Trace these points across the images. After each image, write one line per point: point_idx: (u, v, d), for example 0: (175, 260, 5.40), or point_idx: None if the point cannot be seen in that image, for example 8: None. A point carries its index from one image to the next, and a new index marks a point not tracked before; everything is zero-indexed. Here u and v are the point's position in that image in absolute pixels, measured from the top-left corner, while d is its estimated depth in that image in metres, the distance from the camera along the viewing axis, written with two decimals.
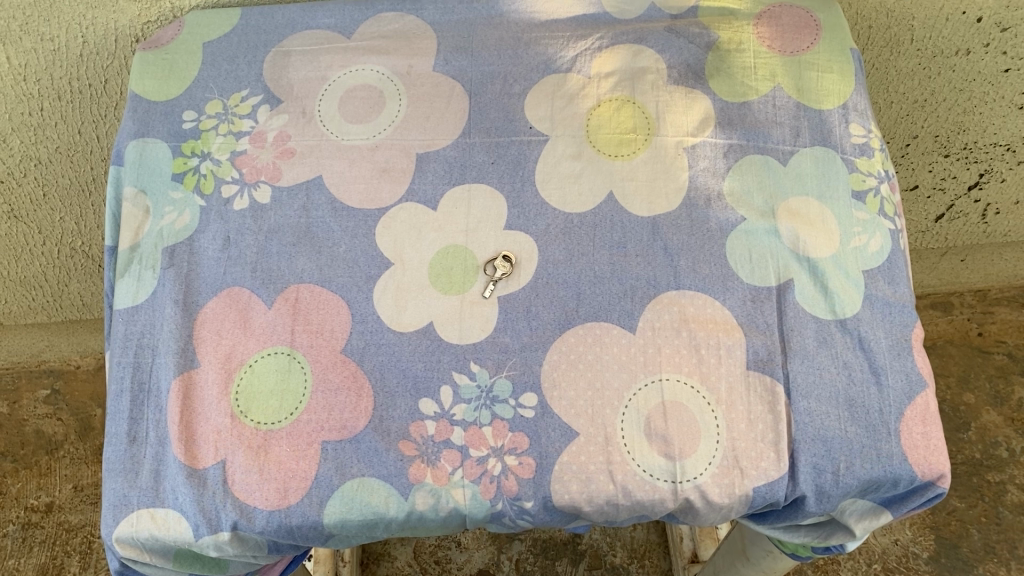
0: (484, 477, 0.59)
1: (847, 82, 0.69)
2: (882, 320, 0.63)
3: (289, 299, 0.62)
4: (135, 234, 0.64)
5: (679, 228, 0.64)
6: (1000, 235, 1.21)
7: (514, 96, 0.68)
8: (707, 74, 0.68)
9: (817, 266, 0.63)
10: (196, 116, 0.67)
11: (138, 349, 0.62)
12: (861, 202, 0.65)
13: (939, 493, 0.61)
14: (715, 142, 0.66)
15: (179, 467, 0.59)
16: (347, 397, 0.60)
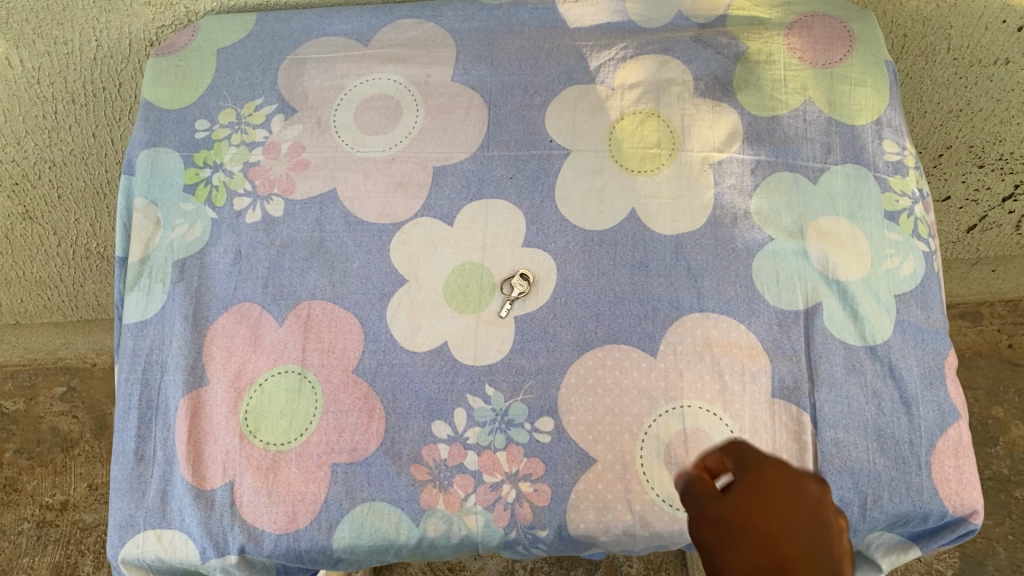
0: (498, 504, 0.58)
1: (881, 96, 0.66)
2: (913, 347, 0.60)
3: (301, 315, 0.60)
4: (146, 246, 0.63)
5: (703, 248, 0.62)
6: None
7: (535, 107, 0.66)
8: (735, 87, 0.66)
9: (847, 290, 0.61)
10: (208, 125, 0.66)
11: (146, 365, 0.61)
12: (894, 223, 0.63)
13: (970, 530, 0.59)
14: (742, 157, 0.64)
15: (187, 488, 0.57)
16: (358, 418, 0.58)
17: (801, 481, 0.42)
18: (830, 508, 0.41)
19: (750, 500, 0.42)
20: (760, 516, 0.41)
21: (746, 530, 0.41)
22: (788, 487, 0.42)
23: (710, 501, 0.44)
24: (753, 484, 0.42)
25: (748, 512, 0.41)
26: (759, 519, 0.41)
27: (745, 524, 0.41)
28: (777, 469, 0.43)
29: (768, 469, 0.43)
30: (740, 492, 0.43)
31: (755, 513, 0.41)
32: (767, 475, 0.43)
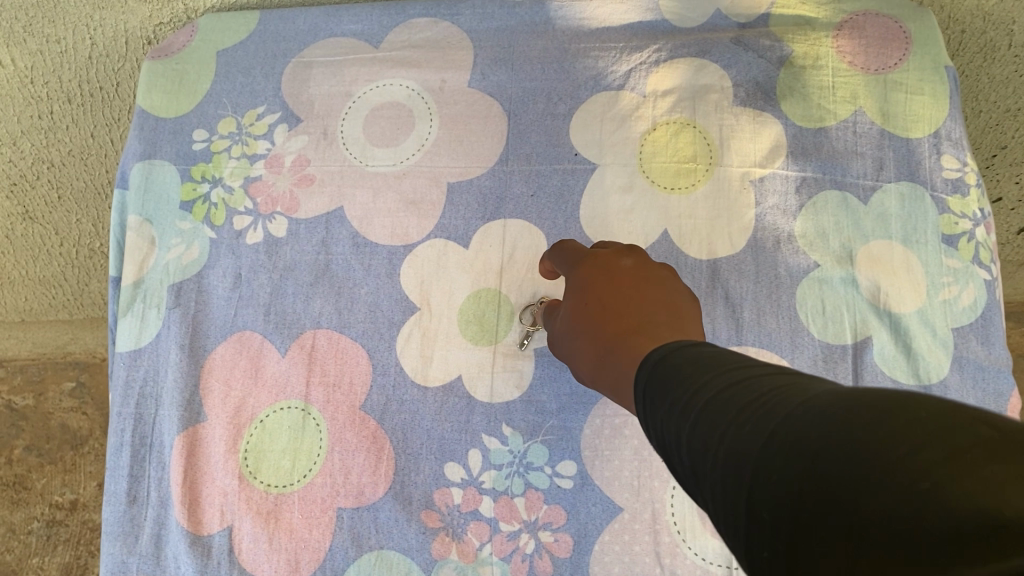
0: (516, 555, 0.53)
1: (942, 106, 0.60)
2: (972, 386, 0.55)
3: (305, 346, 0.56)
4: (140, 268, 0.59)
5: (743, 274, 0.57)
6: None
7: (559, 117, 0.60)
8: (779, 94, 0.60)
9: (899, 323, 0.56)
10: (207, 135, 0.61)
11: (140, 398, 0.56)
12: (953, 248, 0.57)
13: None
14: (786, 173, 0.59)
15: (182, 533, 0.54)
16: (365, 459, 0.54)
17: (611, 262, 0.47)
18: (670, 296, 0.44)
19: (587, 296, 0.46)
20: (583, 323, 0.45)
21: (580, 339, 0.45)
22: (621, 278, 0.46)
23: (549, 310, 0.52)
24: (599, 265, 0.47)
25: (567, 314, 0.47)
26: (587, 324, 0.45)
27: (590, 319, 0.44)
28: (602, 260, 0.48)
29: (595, 266, 0.48)
30: (564, 307, 0.48)
31: (575, 313, 0.46)
32: (591, 271, 0.47)
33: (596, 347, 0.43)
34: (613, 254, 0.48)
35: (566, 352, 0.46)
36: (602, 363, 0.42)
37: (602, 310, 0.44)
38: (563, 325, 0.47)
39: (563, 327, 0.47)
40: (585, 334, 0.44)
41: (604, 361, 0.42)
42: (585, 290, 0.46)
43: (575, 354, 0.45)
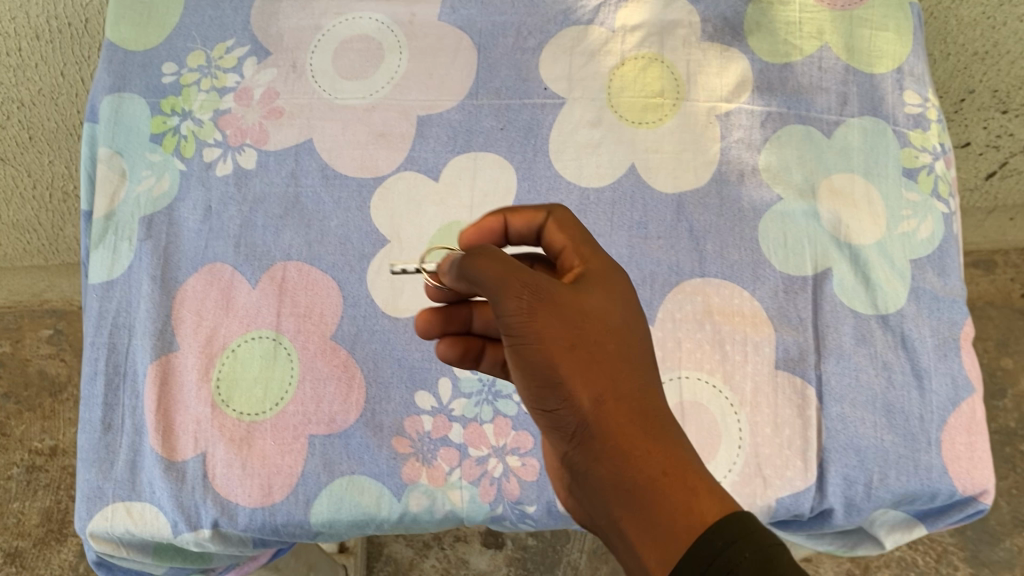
0: (484, 479, 0.55)
1: (904, 41, 0.61)
2: (928, 316, 0.56)
3: (276, 277, 0.57)
4: (111, 201, 0.59)
5: (707, 207, 0.58)
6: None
7: (529, 51, 0.61)
8: (745, 30, 0.61)
9: (859, 254, 0.57)
10: (176, 69, 0.61)
11: (113, 328, 0.57)
12: (913, 181, 0.59)
13: (982, 510, 0.55)
14: (752, 108, 0.60)
15: (156, 459, 0.54)
16: (336, 387, 0.55)
17: (619, 285, 0.43)
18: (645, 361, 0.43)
19: (596, 324, 0.41)
20: (579, 351, 0.40)
21: (572, 372, 0.39)
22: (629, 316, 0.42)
23: (504, 281, 0.40)
24: (603, 284, 0.43)
25: (550, 304, 0.40)
26: (594, 363, 0.40)
27: (583, 350, 0.40)
28: (601, 272, 0.43)
29: (599, 286, 0.42)
30: (550, 294, 0.40)
31: (563, 318, 0.40)
32: (590, 286, 0.42)
33: (606, 406, 0.39)
34: (610, 268, 0.44)
35: (531, 344, 0.40)
36: (618, 437, 0.39)
37: (623, 373, 0.40)
38: (537, 306, 0.40)
39: (536, 312, 0.40)
40: (591, 375, 0.40)
41: (616, 438, 0.39)
42: (591, 310, 0.41)
43: (546, 364, 0.40)
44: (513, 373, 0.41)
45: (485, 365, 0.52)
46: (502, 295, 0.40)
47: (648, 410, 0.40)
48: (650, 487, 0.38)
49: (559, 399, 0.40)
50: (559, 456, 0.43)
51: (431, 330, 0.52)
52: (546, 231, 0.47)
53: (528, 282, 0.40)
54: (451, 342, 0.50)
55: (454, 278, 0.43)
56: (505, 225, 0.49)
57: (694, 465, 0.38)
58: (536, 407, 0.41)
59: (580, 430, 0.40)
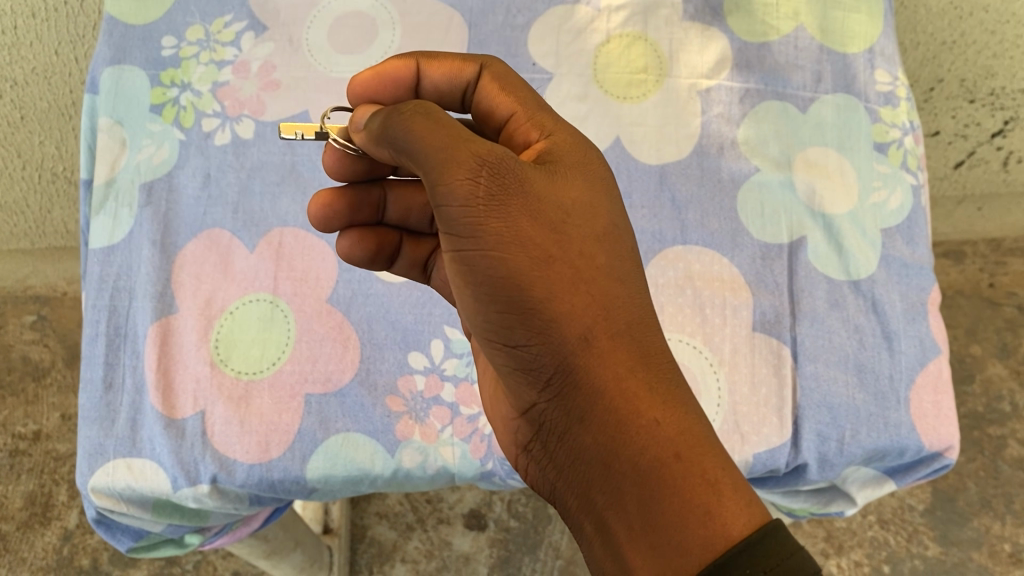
0: (475, 436, 0.57)
1: (876, 24, 0.64)
2: (897, 282, 0.59)
3: (273, 243, 0.59)
4: (111, 168, 0.61)
5: (689, 178, 0.61)
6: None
7: (518, 28, 0.63)
8: (725, 11, 0.64)
9: (832, 223, 0.60)
10: (176, 42, 0.63)
11: (114, 290, 0.59)
12: (883, 154, 0.62)
13: (947, 464, 0.57)
14: (731, 85, 0.63)
15: (157, 416, 0.56)
16: (332, 348, 0.57)
17: (601, 183, 0.42)
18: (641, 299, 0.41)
19: (585, 251, 0.39)
20: (560, 272, 0.39)
21: (556, 299, 0.38)
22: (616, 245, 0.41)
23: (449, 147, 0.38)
24: (588, 197, 0.41)
25: (524, 204, 0.39)
26: (577, 293, 0.39)
27: (564, 276, 0.39)
28: (575, 163, 0.42)
29: (581, 183, 0.41)
30: (523, 189, 0.39)
31: (536, 220, 0.39)
32: (570, 182, 0.41)
33: (595, 349, 0.38)
34: (584, 156, 0.43)
35: (504, 255, 0.38)
36: (620, 399, 0.37)
37: (620, 324, 0.39)
38: (504, 200, 0.38)
39: (506, 205, 0.38)
40: (579, 310, 0.38)
41: (619, 402, 0.37)
42: (576, 226, 0.40)
43: (523, 285, 0.38)
44: (469, 282, 0.40)
45: (397, 265, 0.57)
46: (448, 166, 0.38)
47: (653, 376, 0.38)
48: (659, 468, 0.36)
49: (531, 330, 0.39)
50: (523, 399, 0.41)
51: (333, 217, 0.55)
52: (477, 85, 0.48)
53: (487, 161, 0.38)
54: (361, 239, 0.55)
55: (383, 139, 0.41)
56: (418, 76, 0.50)
57: (706, 448, 0.37)
58: (494, 329, 0.40)
59: (565, 378, 0.38)
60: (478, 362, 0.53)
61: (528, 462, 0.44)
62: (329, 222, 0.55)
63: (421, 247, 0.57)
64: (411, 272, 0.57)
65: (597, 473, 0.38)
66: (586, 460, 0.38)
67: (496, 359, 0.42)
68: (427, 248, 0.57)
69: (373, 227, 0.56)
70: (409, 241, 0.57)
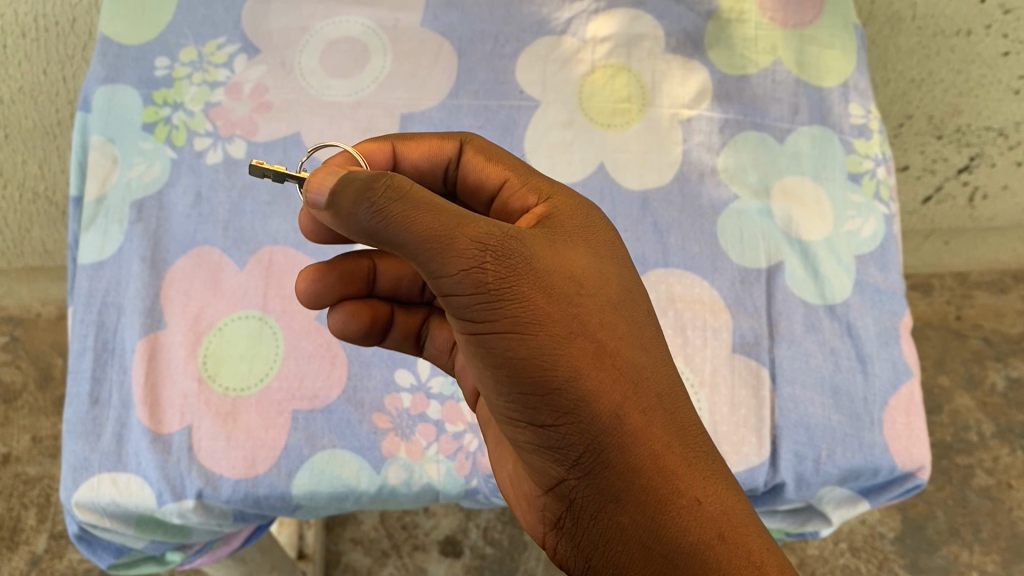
0: (459, 453, 0.57)
1: (850, 59, 0.67)
2: (871, 307, 0.61)
3: (262, 260, 0.60)
4: (102, 185, 0.61)
5: (670, 204, 0.62)
6: (1004, 219, 1.11)
7: (505, 57, 0.65)
8: (705, 44, 0.66)
9: (809, 250, 0.62)
10: (169, 63, 0.64)
11: (102, 306, 0.59)
12: (857, 184, 0.64)
13: (919, 484, 0.59)
14: (711, 115, 0.65)
15: (143, 431, 0.56)
16: (320, 365, 0.58)
17: (606, 248, 0.41)
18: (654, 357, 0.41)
19: (605, 322, 0.38)
20: (582, 348, 0.37)
21: (582, 376, 0.36)
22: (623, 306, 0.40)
23: (445, 233, 0.34)
24: (594, 262, 0.40)
25: (537, 277, 0.36)
26: (603, 368, 0.37)
27: (594, 353, 0.37)
28: (576, 228, 0.41)
29: (585, 248, 0.40)
30: (530, 262, 0.36)
31: (550, 293, 0.37)
32: (574, 247, 0.40)
33: (627, 428, 0.37)
34: (585, 220, 0.42)
35: (524, 334, 0.36)
36: (660, 480, 0.37)
37: (651, 398, 0.38)
38: (514, 283, 0.35)
39: (518, 284, 0.36)
40: (607, 386, 0.37)
41: (659, 483, 0.37)
42: (590, 294, 0.38)
43: (546, 364, 0.36)
44: (484, 363, 0.37)
45: (390, 339, 0.52)
46: (446, 252, 0.34)
47: (687, 452, 0.38)
48: (705, 551, 0.36)
49: (557, 412, 0.37)
50: (546, 480, 0.39)
51: (323, 293, 0.50)
52: (461, 161, 0.47)
53: (490, 246, 0.35)
54: (355, 312, 0.50)
55: (355, 226, 0.34)
56: (396, 160, 0.48)
57: (747, 528, 0.37)
58: (517, 409, 0.37)
59: (597, 458, 0.37)
60: (487, 428, 0.49)
61: (549, 540, 0.42)
62: (318, 299, 0.50)
63: (413, 316, 0.53)
64: (403, 344, 0.53)
65: (636, 559, 0.37)
66: (624, 543, 0.37)
67: (517, 440, 0.39)
68: (419, 315, 0.53)
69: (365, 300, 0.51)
70: (400, 311, 0.52)
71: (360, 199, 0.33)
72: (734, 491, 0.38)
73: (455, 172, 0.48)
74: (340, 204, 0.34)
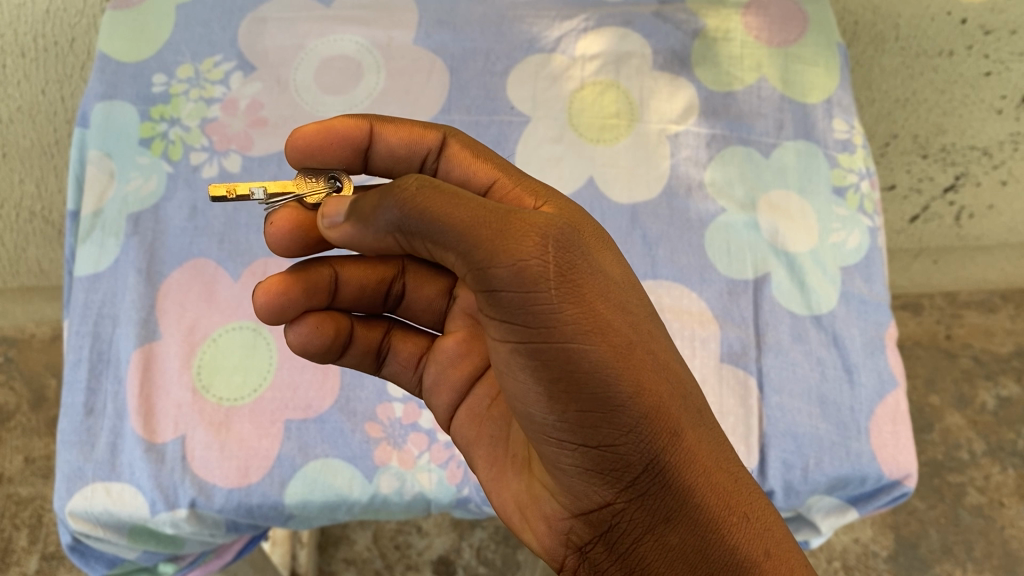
0: (451, 462, 0.58)
1: (833, 77, 0.68)
2: (856, 317, 0.62)
3: (256, 273, 0.60)
4: (99, 199, 0.62)
5: (658, 217, 0.63)
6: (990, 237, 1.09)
7: (497, 74, 0.66)
8: (692, 61, 0.68)
9: (795, 262, 0.63)
10: (166, 80, 0.66)
11: (98, 317, 0.60)
12: (841, 198, 0.65)
13: (906, 492, 0.59)
14: (698, 131, 0.66)
15: (137, 441, 0.56)
16: (313, 375, 0.58)
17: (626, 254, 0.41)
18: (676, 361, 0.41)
19: (650, 331, 0.38)
20: (641, 358, 0.36)
21: (644, 388, 0.36)
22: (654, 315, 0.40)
23: (498, 235, 0.32)
24: (622, 269, 0.40)
25: (593, 280, 0.35)
26: (660, 379, 0.37)
27: (648, 362, 0.36)
28: (595, 231, 0.41)
29: (616, 253, 0.40)
30: (588, 263, 0.35)
31: (609, 302, 0.36)
32: (606, 252, 0.39)
33: (682, 443, 0.37)
34: (592, 222, 0.42)
35: (590, 341, 0.34)
36: (714, 498, 0.37)
37: (695, 413, 0.38)
38: (576, 288, 0.34)
39: (579, 287, 0.34)
40: (664, 398, 0.36)
41: (711, 501, 0.37)
42: (636, 303, 0.38)
43: (609, 377, 0.35)
44: (534, 378, 0.35)
45: (350, 355, 0.49)
46: (503, 249, 0.32)
47: (731, 469, 0.38)
48: (755, 567, 0.37)
49: (617, 425, 0.35)
50: (585, 496, 0.38)
51: (286, 308, 0.45)
52: (442, 152, 0.45)
53: (552, 237, 0.33)
54: (319, 326, 0.46)
55: (384, 221, 0.33)
56: (370, 140, 0.45)
57: (786, 545, 0.38)
58: (568, 428, 0.35)
59: (656, 476, 0.36)
60: (474, 447, 0.46)
61: (573, 564, 0.40)
62: (279, 314, 0.45)
63: (373, 330, 0.49)
64: (364, 360, 0.49)
65: None
66: (668, 563, 0.37)
67: (560, 459, 0.37)
68: (380, 330, 0.50)
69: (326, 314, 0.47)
70: (361, 324, 0.49)
71: (387, 198, 0.33)
72: (772, 509, 0.39)
73: (434, 164, 0.46)
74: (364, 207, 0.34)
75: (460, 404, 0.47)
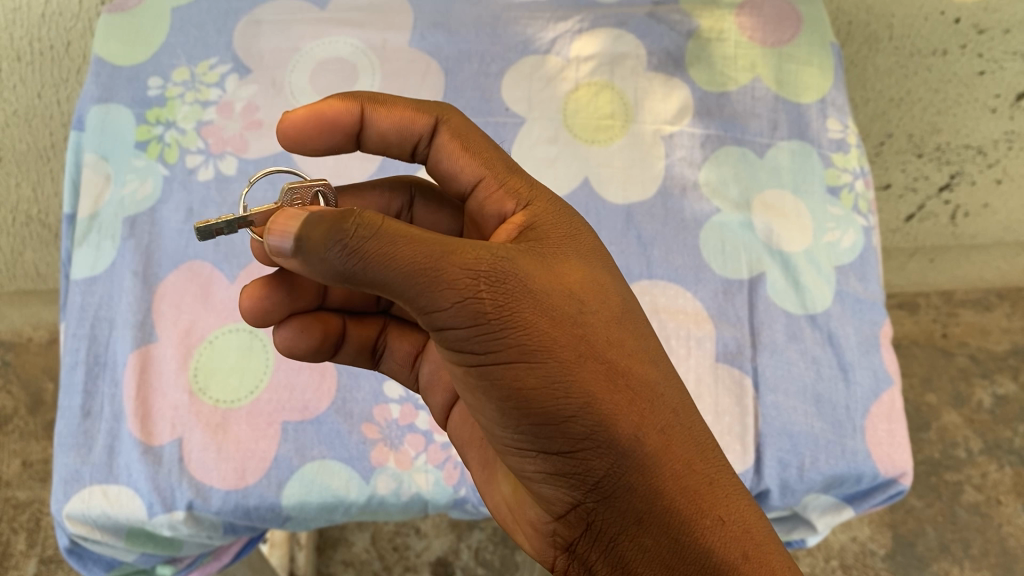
0: (448, 463, 0.58)
1: (827, 77, 0.68)
2: (851, 316, 0.62)
3: (253, 275, 0.61)
4: (95, 203, 0.63)
5: (653, 217, 0.64)
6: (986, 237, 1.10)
7: (492, 75, 0.67)
8: (686, 62, 0.68)
9: (790, 261, 0.63)
10: (162, 83, 0.66)
11: (95, 320, 0.60)
12: (836, 197, 0.65)
13: (901, 490, 0.59)
14: (692, 131, 0.66)
15: (134, 443, 0.57)
16: (310, 376, 0.59)
17: (593, 256, 0.41)
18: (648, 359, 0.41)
19: (611, 339, 0.38)
20: (593, 371, 0.36)
21: (596, 401, 0.36)
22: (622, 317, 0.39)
23: (435, 265, 0.33)
24: (588, 273, 0.40)
25: (536, 299, 0.36)
26: (617, 390, 0.37)
27: (603, 376, 0.37)
28: (561, 236, 0.41)
29: (577, 260, 0.40)
30: (527, 285, 0.36)
31: (556, 317, 0.36)
32: (566, 259, 0.40)
33: (647, 450, 0.37)
34: (564, 225, 0.42)
35: (532, 363, 0.35)
36: (685, 500, 0.36)
37: (666, 416, 0.38)
38: (517, 307, 0.35)
39: (519, 310, 0.35)
40: (621, 409, 0.37)
41: (683, 503, 0.36)
42: (592, 312, 0.38)
43: (558, 394, 0.36)
44: (490, 394, 0.36)
45: (344, 353, 0.50)
46: (437, 286, 0.33)
47: (706, 469, 0.38)
48: (732, 570, 0.36)
49: (571, 438, 0.36)
50: (556, 505, 0.38)
51: (268, 309, 0.46)
52: (434, 140, 0.46)
53: (481, 274, 0.34)
54: (306, 327, 0.47)
55: (329, 270, 0.33)
56: (363, 121, 0.46)
57: (767, 546, 0.37)
58: (527, 440, 0.37)
59: (619, 483, 0.37)
60: (468, 449, 0.47)
61: (562, 566, 0.40)
62: (263, 315, 0.46)
63: (367, 328, 0.50)
64: (359, 358, 0.50)
65: None
66: (646, 564, 0.36)
67: (525, 469, 0.38)
68: (375, 327, 0.50)
69: (314, 313, 0.48)
70: (353, 322, 0.49)
71: (334, 237, 0.32)
72: (755, 508, 0.38)
73: (425, 150, 0.47)
74: (307, 249, 0.32)
75: (452, 406, 0.48)
